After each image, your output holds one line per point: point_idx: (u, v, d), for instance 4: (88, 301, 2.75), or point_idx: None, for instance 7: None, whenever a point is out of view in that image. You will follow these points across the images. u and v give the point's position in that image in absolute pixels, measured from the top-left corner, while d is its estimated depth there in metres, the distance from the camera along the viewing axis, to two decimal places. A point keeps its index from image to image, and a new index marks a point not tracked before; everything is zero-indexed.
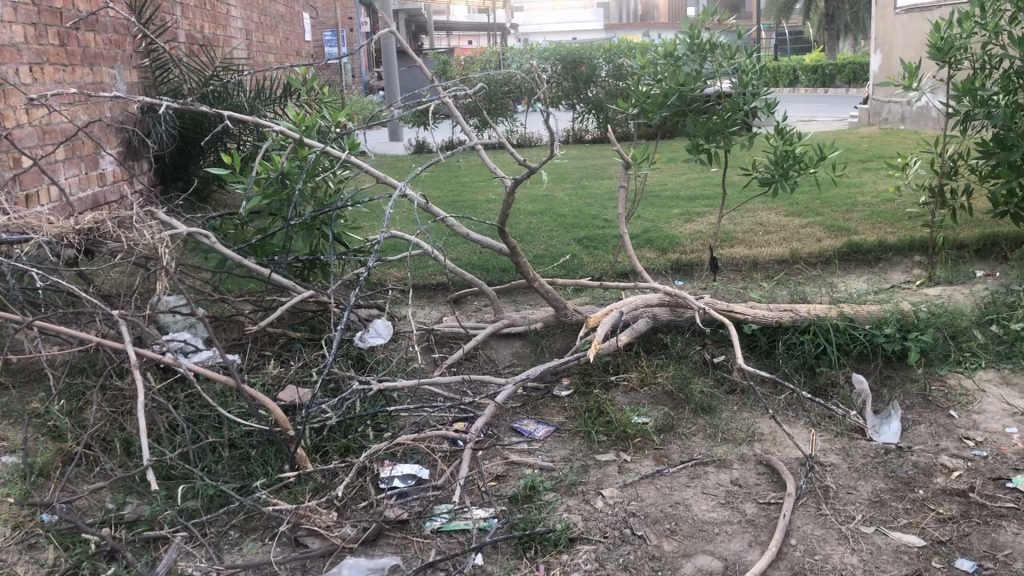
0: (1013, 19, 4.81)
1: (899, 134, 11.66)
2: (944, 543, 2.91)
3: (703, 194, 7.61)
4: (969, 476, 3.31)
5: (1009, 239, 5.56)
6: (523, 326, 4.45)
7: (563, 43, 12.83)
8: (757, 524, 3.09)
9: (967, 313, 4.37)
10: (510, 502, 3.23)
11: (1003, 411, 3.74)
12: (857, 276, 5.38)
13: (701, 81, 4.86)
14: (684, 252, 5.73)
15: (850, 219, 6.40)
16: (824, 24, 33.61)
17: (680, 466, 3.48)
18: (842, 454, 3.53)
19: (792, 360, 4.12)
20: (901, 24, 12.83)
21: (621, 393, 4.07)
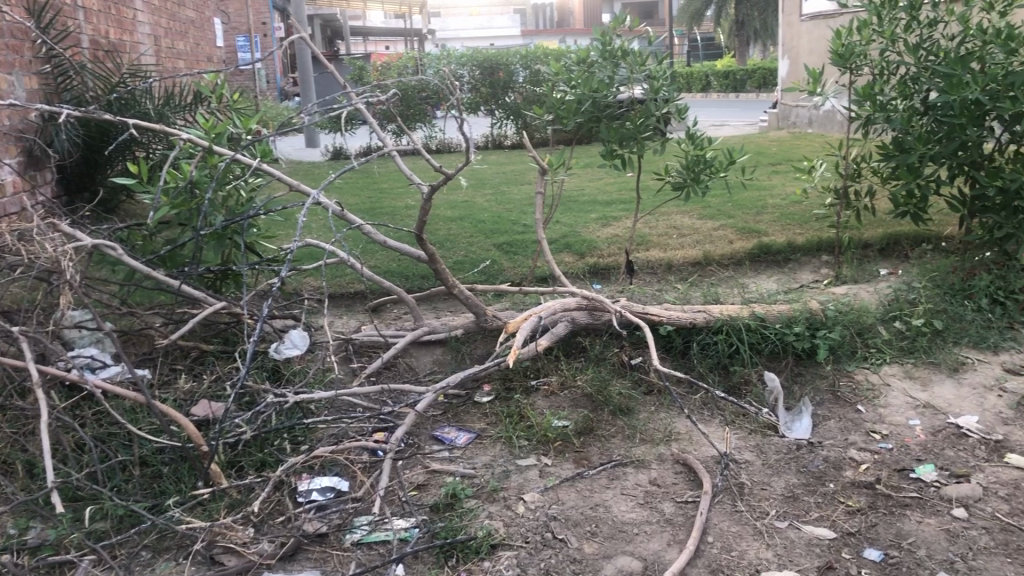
0: (909, 26, 5.00)
1: (806, 138, 12.02)
2: (853, 534, 3.00)
3: (620, 198, 7.71)
4: (876, 468, 3.42)
5: (909, 238, 5.79)
6: (444, 333, 4.44)
7: (479, 49, 12.85)
8: (675, 523, 3.14)
9: (872, 310, 4.51)
10: (431, 511, 3.21)
11: (906, 404, 3.88)
12: (768, 276, 5.52)
13: (614, 88, 4.93)
14: (601, 256, 5.79)
15: (760, 221, 6.57)
16: (734, 30, 34.42)
17: (599, 468, 3.51)
18: (756, 451, 3.61)
19: (706, 360, 4.20)
20: (806, 31, 13.22)
21: (542, 397, 4.08)
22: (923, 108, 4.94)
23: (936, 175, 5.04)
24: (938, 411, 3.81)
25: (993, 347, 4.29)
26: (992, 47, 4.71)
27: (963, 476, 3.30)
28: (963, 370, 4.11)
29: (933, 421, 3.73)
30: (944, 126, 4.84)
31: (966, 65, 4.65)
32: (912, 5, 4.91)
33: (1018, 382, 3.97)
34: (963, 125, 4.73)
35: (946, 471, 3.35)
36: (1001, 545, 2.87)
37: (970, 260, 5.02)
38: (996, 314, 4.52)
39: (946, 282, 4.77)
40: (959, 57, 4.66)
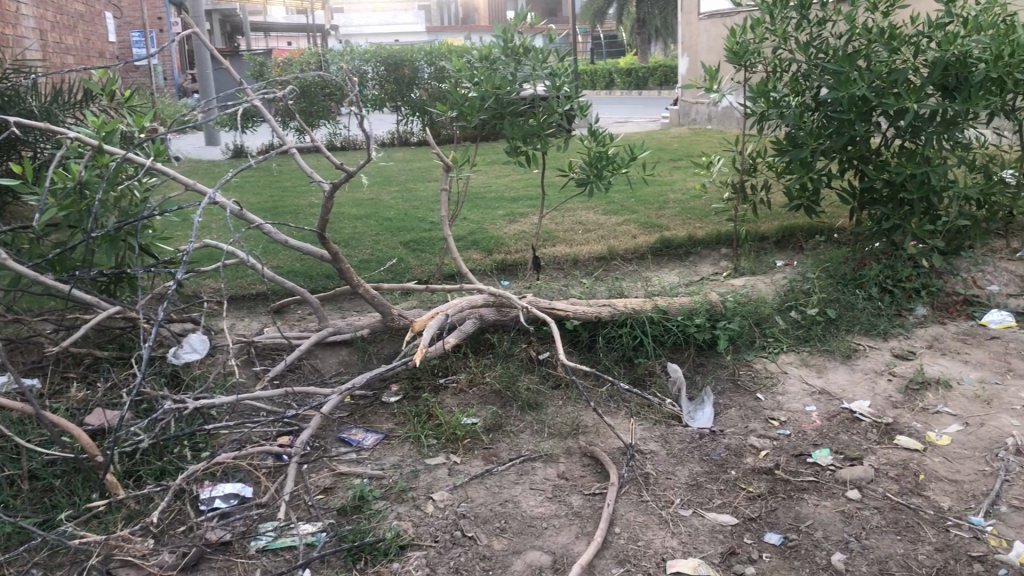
0: (799, 25, 5.17)
1: (707, 134, 12.32)
2: (754, 519, 3.09)
3: (527, 195, 7.75)
4: (775, 454, 3.51)
5: (804, 230, 6.00)
6: (349, 333, 4.36)
7: (383, 45, 12.72)
8: (583, 516, 3.17)
9: (769, 301, 4.64)
10: (338, 514, 3.16)
11: (803, 391, 4.01)
12: (670, 270, 5.64)
13: (517, 85, 4.95)
14: (508, 252, 5.80)
15: (662, 216, 6.70)
16: (636, 28, 34.99)
17: (508, 464, 3.52)
18: (660, 441, 3.68)
19: (611, 353, 4.26)
20: (704, 29, 13.55)
21: (450, 395, 4.07)
22: (814, 104, 5.12)
23: (827, 169, 5.23)
24: (832, 396, 3.95)
25: (883, 334, 4.47)
26: (876, 45, 4.90)
27: (856, 459, 3.42)
28: (855, 356, 4.28)
29: (828, 406, 3.87)
30: (833, 121, 5.02)
31: (853, 62, 4.83)
32: (801, 4, 5.07)
33: (906, 367, 4.14)
34: (852, 120, 4.91)
35: (840, 455, 3.47)
36: (892, 523, 2.99)
37: (861, 250, 5.19)
38: (885, 301, 4.71)
39: (838, 272, 4.94)
40: (846, 55, 4.83)
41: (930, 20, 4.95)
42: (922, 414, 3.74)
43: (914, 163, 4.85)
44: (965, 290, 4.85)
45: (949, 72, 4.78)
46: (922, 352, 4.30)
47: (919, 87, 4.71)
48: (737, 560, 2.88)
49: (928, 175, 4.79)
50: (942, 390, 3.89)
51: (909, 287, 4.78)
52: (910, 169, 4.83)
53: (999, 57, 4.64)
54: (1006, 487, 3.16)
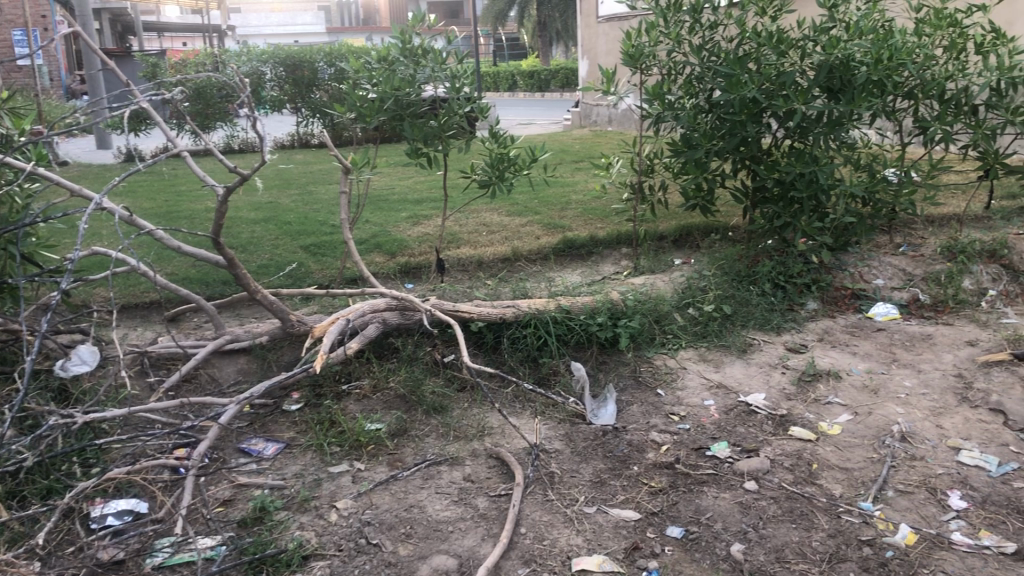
0: (691, 29, 5.29)
1: (607, 136, 12.50)
2: (656, 514, 3.14)
3: (431, 196, 7.72)
4: (675, 449, 3.58)
5: (700, 229, 6.14)
6: (247, 341, 4.24)
7: (281, 46, 12.49)
8: (489, 517, 3.17)
9: (668, 298, 4.73)
10: (237, 527, 3.08)
11: (702, 385, 4.10)
12: (572, 270, 5.70)
13: (417, 86, 4.91)
14: (411, 255, 5.76)
15: (565, 216, 6.77)
16: (536, 30, 35.32)
17: (413, 468, 3.49)
18: (565, 440, 3.71)
19: (516, 354, 4.27)
20: (603, 32, 13.75)
21: (353, 401, 4.01)
22: (707, 106, 5.25)
23: (720, 169, 5.38)
24: (729, 390, 4.05)
25: (776, 328, 4.61)
26: (765, 48, 5.05)
27: (753, 451, 3.52)
28: (751, 351, 4.40)
29: (726, 399, 3.96)
30: (726, 123, 5.16)
31: (743, 65, 4.98)
32: (693, 8, 5.20)
33: (799, 360, 4.28)
34: (743, 122, 5.09)
35: (738, 447, 3.55)
36: (787, 512, 3.08)
37: (755, 248, 5.34)
38: (778, 297, 4.86)
39: (733, 269, 5.07)
40: (736, 58, 4.97)
41: (815, 25, 5.15)
42: (814, 405, 3.87)
43: (803, 162, 5.01)
44: (852, 284, 5.04)
45: (834, 74, 4.97)
46: (813, 345, 4.45)
47: (806, 89, 4.92)
48: (640, 555, 2.92)
49: (816, 174, 4.95)
50: (832, 380, 4.04)
51: (799, 282, 4.94)
52: (799, 168, 4.99)
53: (878, 61, 4.89)
54: (893, 473, 3.30)
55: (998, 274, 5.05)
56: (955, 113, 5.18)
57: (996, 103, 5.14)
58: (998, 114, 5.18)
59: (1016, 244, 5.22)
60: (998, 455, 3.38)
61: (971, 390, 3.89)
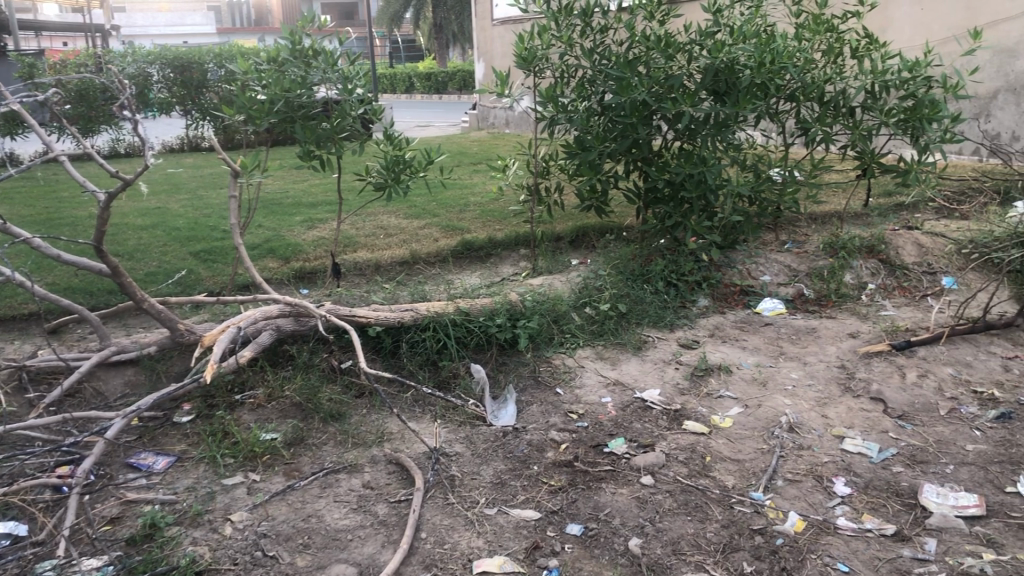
0: (583, 32, 5.36)
1: (505, 138, 12.56)
2: (556, 512, 3.17)
3: (326, 200, 7.61)
4: (574, 447, 3.62)
5: (596, 230, 6.23)
6: (134, 352, 4.09)
7: (168, 46, 12.11)
8: (389, 524, 3.14)
9: (565, 298, 4.77)
10: (126, 546, 2.97)
11: (599, 383, 4.15)
12: (471, 272, 5.70)
13: (308, 88, 4.81)
14: (306, 260, 5.66)
15: (463, 218, 6.77)
16: (432, 32, 35.27)
17: (310, 478, 3.43)
18: (465, 442, 3.71)
19: (415, 358, 4.24)
20: (498, 35, 13.80)
21: (248, 411, 3.90)
22: (599, 109, 5.32)
23: (613, 171, 5.47)
24: (626, 387, 4.12)
25: (669, 325, 4.72)
26: (654, 52, 5.17)
27: (649, 445, 3.58)
28: (645, 348, 4.49)
29: (623, 396, 4.03)
30: (617, 125, 5.24)
31: (632, 68, 5.09)
32: (584, 11, 5.27)
33: (691, 355, 4.38)
34: (634, 124, 5.17)
35: (634, 443, 3.61)
36: (683, 505, 3.15)
37: (648, 247, 5.45)
38: (671, 294, 4.97)
39: (627, 269, 5.14)
40: (627, 62, 5.07)
41: (701, 29, 5.29)
42: (707, 399, 3.97)
43: (692, 163, 5.11)
44: (740, 281, 5.20)
45: (719, 77, 5.15)
46: (704, 341, 4.57)
47: (693, 92, 5.05)
48: (541, 553, 2.95)
49: (704, 174, 5.07)
50: (723, 375, 4.15)
51: (691, 280, 5.07)
52: (688, 169, 5.10)
53: (761, 65, 5.04)
54: (782, 463, 3.41)
55: (876, 269, 5.29)
56: (834, 115, 5.39)
57: (871, 104, 5.37)
58: (873, 115, 5.42)
59: (892, 240, 5.47)
60: (879, 442, 3.53)
61: (853, 379, 4.06)
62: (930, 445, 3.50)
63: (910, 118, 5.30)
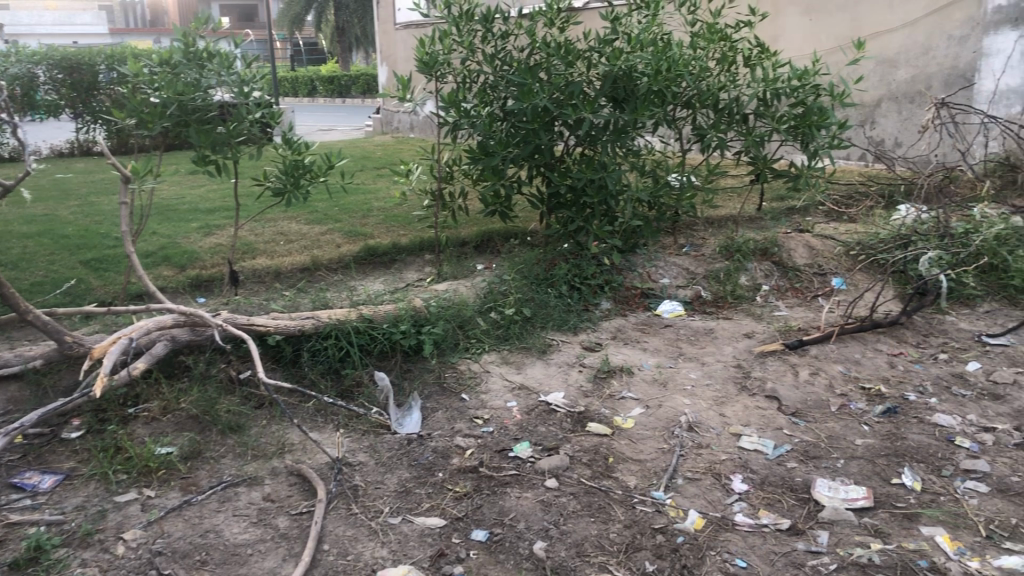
0: (484, 38, 5.39)
1: (409, 142, 12.49)
2: (461, 518, 3.17)
3: (224, 206, 7.42)
4: (479, 452, 3.61)
5: (500, 235, 6.25)
6: (18, 366, 3.90)
7: (56, 46, 11.62)
8: (290, 536, 3.08)
9: (470, 304, 4.76)
10: (9, 570, 2.84)
11: (504, 388, 4.16)
12: (374, 277, 5.64)
13: (202, 91, 4.68)
14: (203, 268, 5.51)
15: (366, 224, 6.70)
16: (334, 36, 34.83)
17: (207, 492, 3.33)
18: (369, 451, 3.67)
19: (317, 367, 4.17)
20: (400, 39, 13.71)
21: (142, 425, 3.76)
22: (501, 114, 5.34)
23: (516, 176, 5.49)
24: (530, 391, 4.13)
25: (573, 329, 4.76)
26: (554, 58, 5.23)
27: (553, 448, 3.61)
28: (550, 351, 4.52)
29: (528, 400, 4.04)
30: (520, 131, 5.28)
31: (534, 75, 5.13)
32: (484, 17, 5.29)
33: (594, 358, 4.43)
34: (536, 130, 5.22)
35: (539, 446, 3.63)
36: (586, 507, 3.18)
37: (551, 252, 5.50)
38: (574, 298, 5.02)
39: (531, 273, 5.17)
40: (528, 68, 5.12)
41: (599, 37, 5.38)
42: (610, 401, 4.02)
43: (593, 169, 5.20)
44: (641, 284, 5.29)
45: (618, 84, 5.25)
46: (607, 343, 4.63)
47: (593, 98, 5.13)
48: (445, 561, 2.94)
49: (605, 180, 5.16)
50: (625, 376, 4.22)
51: (594, 283, 5.13)
52: (589, 174, 5.18)
53: (658, 72, 5.21)
54: (682, 461, 3.49)
55: (770, 270, 5.45)
56: (728, 121, 5.55)
57: (763, 112, 5.56)
58: (764, 122, 5.61)
59: (784, 243, 5.66)
60: (774, 438, 3.64)
61: (749, 378, 4.18)
62: (821, 440, 3.62)
63: (800, 125, 5.51)
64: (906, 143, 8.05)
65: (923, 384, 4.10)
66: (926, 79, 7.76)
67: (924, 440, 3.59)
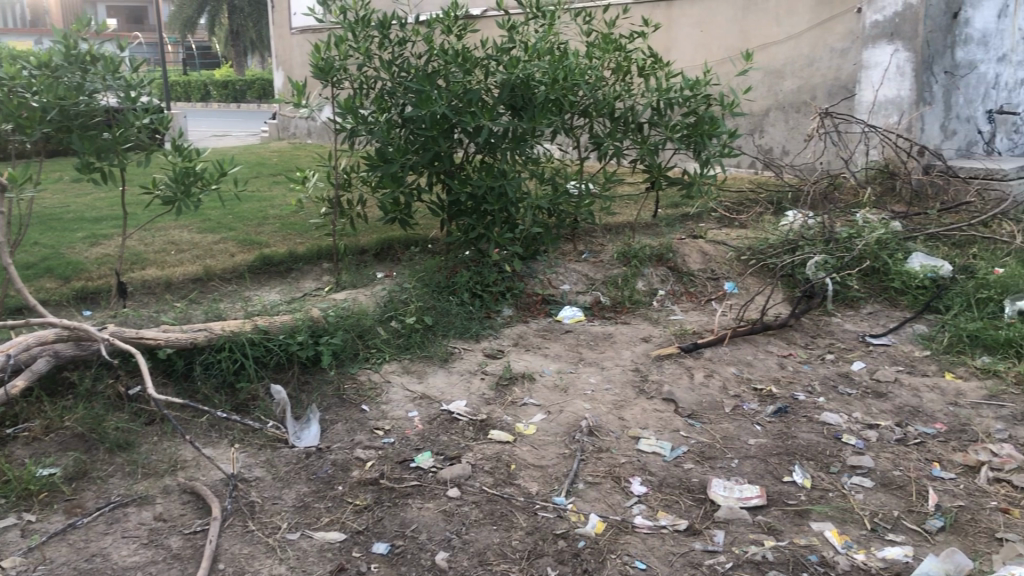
0: (381, 44, 5.34)
1: (306, 149, 12.30)
2: (361, 532, 3.13)
3: (111, 214, 7.15)
4: (379, 463, 3.57)
5: (400, 242, 6.21)
6: None
7: None
8: (183, 557, 3.00)
9: (370, 313, 4.70)
10: None
11: (405, 398, 4.12)
12: (270, 286, 5.51)
13: (85, 95, 4.49)
14: (88, 279, 5.29)
15: (261, 232, 6.55)
16: (228, 40, 34.05)
17: (94, 514, 3.20)
18: (266, 466, 3.58)
19: (210, 381, 4.05)
20: (296, 44, 13.50)
21: (22, 445, 3.58)
22: (400, 121, 5.30)
23: (416, 184, 5.46)
24: (432, 400, 4.11)
25: (474, 336, 4.76)
26: (452, 66, 5.22)
27: (455, 458, 3.59)
28: (451, 360, 4.50)
29: (429, 409, 4.01)
30: (418, 138, 5.25)
31: (432, 82, 5.11)
32: (381, 23, 5.24)
33: (495, 365, 4.44)
34: (435, 137, 5.22)
35: (441, 456, 3.61)
36: (488, 515, 3.18)
37: (453, 259, 5.48)
38: (476, 305, 5.02)
39: (432, 281, 5.13)
40: (426, 76, 5.11)
41: (496, 45, 5.41)
42: (512, 408, 4.03)
43: (492, 177, 5.22)
44: (542, 290, 5.33)
45: (516, 92, 5.28)
46: (508, 350, 4.64)
47: (492, 106, 5.15)
48: None
49: (504, 187, 5.19)
50: (527, 383, 4.23)
51: (495, 291, 5.14)
52: (489, 182, 5.20)
53: (555, 81, 5.27)
54: (582, 466, 3.52)
55: (665, 276, 5.56)
56: (624, 130, 5.65)
57: (657, 121, 5.68)
58: (658, 131, 5.74)
59: (678, 249, 5.80)
60: (672, 440, 3.72)
61: (647, 382, 4.25)
62: (716, 441, 3.71)
63: (692, 134, 5.66)
64: (793, 151, 8.36)
65: (811, 384, 4.25)
66: (811, 89, 8.08)
67: (813, 438, 3.73)
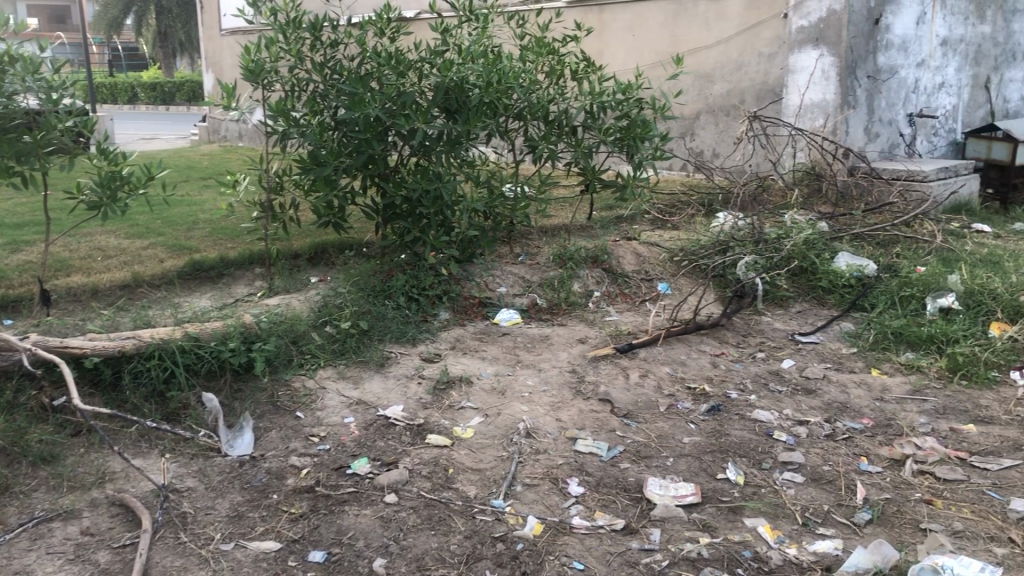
0: (312, 46, 5.28)
1: (238, 152, 12.11)
2: (297, 540, 3.08)
3: (33, 220, 6.93)
4: (315, 471, 3.52)
5: (334, 246, 6.14)
6: None
7: None
8: (111, 572, 2.92)
9: (303, 318, 4.63)
10: None
11: (341, 404, 4.07)
12: (201, 292, 5.41)
13: (3, 96, 4.34)
14: (10, 287, 5.12)
15: (190, 237, 6.42)
16: (156, 41, 33.33)
17: (17, 530, 3.10)
18: (198, 476, 3.51)
19: (139, 390, 3.94)
20: (226, 46, 13.28)
21: None
22: (333, 124, 5.24)
23: (349, 187, 5.41)
24: (368, 405, 4.07)
25: (410, 340, 4.73)
26: (385, 68, 5.19)
27: (391, 463, 3.56)
28: (387, 364, 4.46)
29: (365, 415, 3.98)
30: (352, 141, 5.19)
31: (365, 84, 5.07)
32: (312, 25, 5.18)
33: (432, 369, 4.42)
34: (369, 140, 5.16)
35: (377, 461, 3.58)
36: (426, 520, 3.17)
37: (388, 262, 5.44)
38: (412, 309, 4.98)
39: (368, 285, 5.08)
40: (359, 78, 5.06)
41: (429, 48, 5.40)
42: (449, 412, 4.01)
43: (427, 180, 5.20)
44: (478, 293, 5.33)
45: (450, 95, 5.27)
46: (445, 354, 4.62)
47: (426, 108, 5.12)
48: None
49: (440, 190, 5.17)
50: (464, 386, 4.22)
51: (432, 294, 5.11)
52: (424, 185, 5.17)
53: (489, 84, 5.28)
54: (520, 468, 3.52)
55: (601, 277, 5.59)
56: (558, 133, 5.69)
57: (591, 123, 5.72)
58: (592, 133, 5.78)
59: (613, 251, 5.85)
60: (608, 440, 3.75)
61: (583, 383, 4.28)
62: (652, 440, 3.75)
63: (625, 137, 5.72)
64: (723, 154, 8.50)
65: (744, 383, 4.32)
66: (740, 93, 8.22)
67: (746, 435, 3.79)
